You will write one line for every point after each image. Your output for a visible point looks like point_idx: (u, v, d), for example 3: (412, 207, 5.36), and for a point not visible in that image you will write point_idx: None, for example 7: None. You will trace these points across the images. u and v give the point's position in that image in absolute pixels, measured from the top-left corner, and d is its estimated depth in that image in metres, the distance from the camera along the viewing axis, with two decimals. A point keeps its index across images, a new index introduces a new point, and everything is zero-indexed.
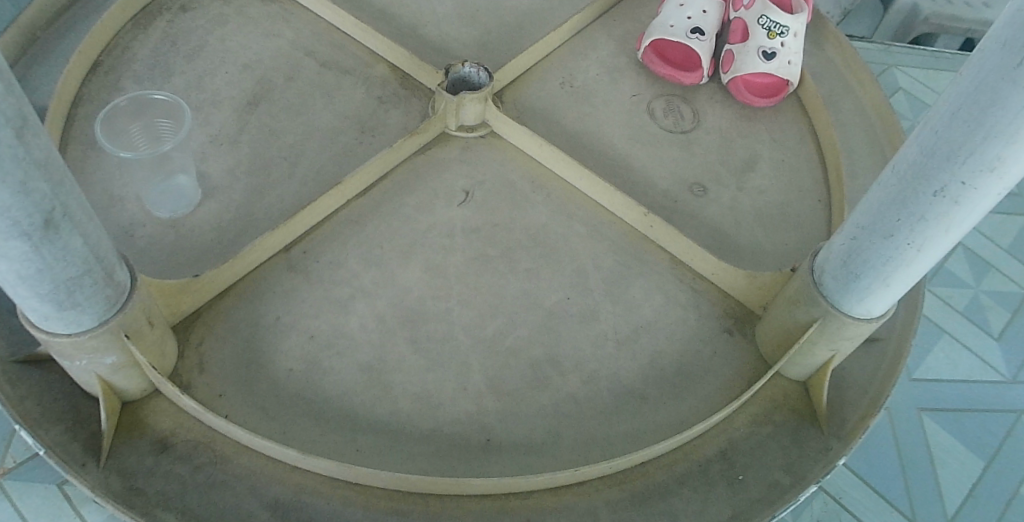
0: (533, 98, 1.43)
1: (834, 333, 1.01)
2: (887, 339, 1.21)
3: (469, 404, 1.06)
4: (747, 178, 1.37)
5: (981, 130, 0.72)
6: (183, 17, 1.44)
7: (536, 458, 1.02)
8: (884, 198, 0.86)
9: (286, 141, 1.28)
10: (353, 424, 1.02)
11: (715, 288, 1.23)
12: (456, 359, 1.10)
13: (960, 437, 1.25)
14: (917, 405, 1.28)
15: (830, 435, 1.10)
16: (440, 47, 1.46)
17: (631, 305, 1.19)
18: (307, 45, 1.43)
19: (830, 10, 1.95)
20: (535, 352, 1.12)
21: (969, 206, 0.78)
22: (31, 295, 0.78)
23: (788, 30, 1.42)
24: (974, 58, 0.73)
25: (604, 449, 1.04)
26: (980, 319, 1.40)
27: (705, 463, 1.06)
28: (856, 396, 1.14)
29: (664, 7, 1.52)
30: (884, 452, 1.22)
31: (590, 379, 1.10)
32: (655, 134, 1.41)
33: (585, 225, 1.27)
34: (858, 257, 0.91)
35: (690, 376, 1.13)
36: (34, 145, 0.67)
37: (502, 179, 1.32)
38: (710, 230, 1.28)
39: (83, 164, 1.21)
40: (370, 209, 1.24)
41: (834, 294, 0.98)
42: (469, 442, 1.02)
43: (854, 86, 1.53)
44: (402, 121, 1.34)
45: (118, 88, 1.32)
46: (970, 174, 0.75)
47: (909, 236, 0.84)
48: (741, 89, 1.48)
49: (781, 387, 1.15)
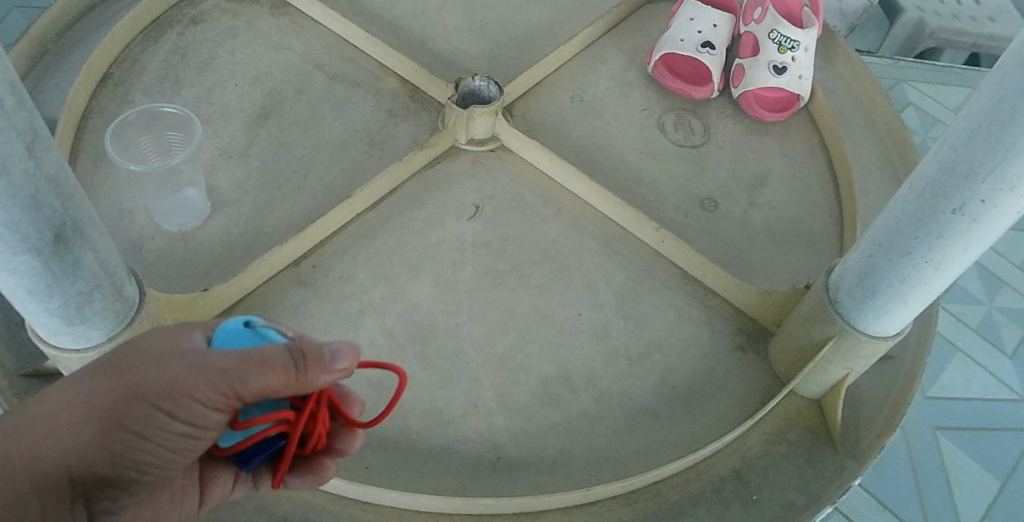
0: (543, 112, 1.42)
1: (849, 351, 0.99)
2: (902, 357, 1.20)
3: (479, 422, 1.04)
4: (759, 193, 1.36)
5: (1002, 148, 0.71)
6: (193, 30, 1.44)
7: (547, 477, 1.00)
8: (900, 215, 0.85)
9: (296, 154, 1.28)
10: (363, 442, 1.00)
11: (728, 305, 1.22)
12: (466, 375, 1.09)
13: (975, 456, 1.24)
14: (931, 424, 1.26)
15: (845, 454, 1.08)
16: (450, 61, 1.45)
17: (643, 321, 1.18)
18: (317, 58, 1.43)
19: (836, 25, 1.95)
20: (545, 369, 1.11)
21: (989, 224, 0.77)
22: (40, 311, 0.77)
23: (799, 45, 1.41)
24: (994, 75, 0.73)
25: (616, 467, 1.02)
26: (994, 335, 1.39)
27: (718, 482, 1.05)
28: (871, 414, 1.13)
29: (674, 21, 1.52)
30: (899, 472, 1.20)
31: (602, 396, 1.09)
32: (666, 148, 1.41)
33: (596, 240, 1.27)
34: (875, 275, 0.89)
35: (703, 393, 1.12)
36: (44, 159, 0.66)
37: (512, 193, 1.31)
38: (722, 245, 1.27)
39: (93, 176, 1.21)
40: (380, 223, 1.23)
41: (850, 312, 0.96)
42: (480, 461, 1.00)
43: (865, 101, 1.52)
44: (412, 135, 1.33)
45: (129, 100, 1.32)
46: (989, 192, 0.74)
47: (927, 254, 0.83)
48: (751, 104, 1.47)
49: (795, 405, 1.13)
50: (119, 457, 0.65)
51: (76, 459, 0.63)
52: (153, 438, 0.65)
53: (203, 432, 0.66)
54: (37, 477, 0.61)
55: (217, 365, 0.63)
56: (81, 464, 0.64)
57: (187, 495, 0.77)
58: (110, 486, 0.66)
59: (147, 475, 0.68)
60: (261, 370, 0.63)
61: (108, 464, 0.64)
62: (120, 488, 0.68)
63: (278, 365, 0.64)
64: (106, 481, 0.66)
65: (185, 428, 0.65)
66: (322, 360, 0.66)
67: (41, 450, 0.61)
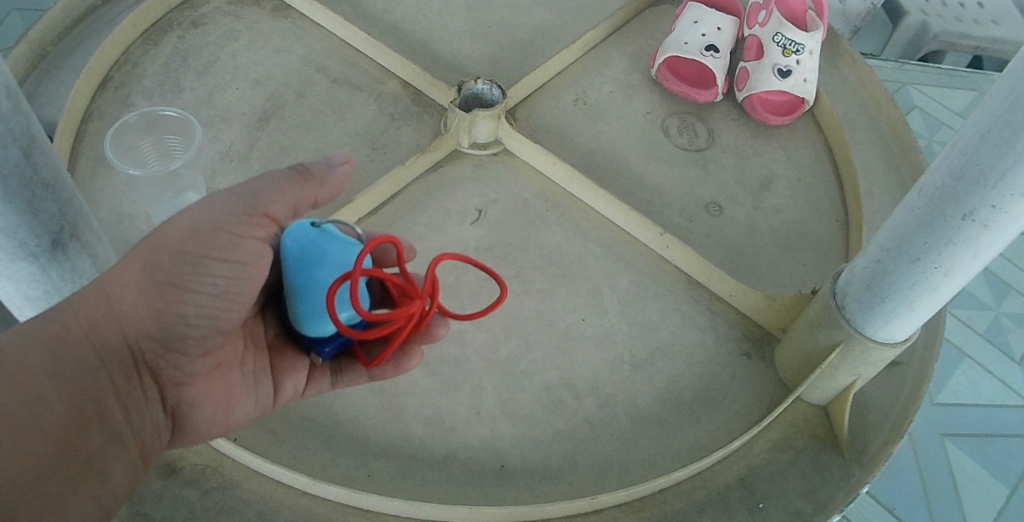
0: (546, 115, 1.41)
1: (856, 358, 0.98)
2: (909, 363, 1.19)
3: (482, 428, 1.03)
4: (764, 197, 1.35)
5: (1014, 152, 0.70)
6: (194, 32, 1.43)
7: (551, 485, 0.99)
8: (909, 221, 0.83)
9: (296, 158, 1.27)
10: (365, 449, 0.99)
11: (733, 310, 1.21)
12: (469, 382, 1.07)
13: (984, 463, 1.22)
14: (939, 430, 1.25)
15: (852, 462, 1.07)
16: (453, 64, 1.44)
17: (648, 326, 1.17)
18: (319, 61, 1.42)
19: (840, 27, 1.94)
20: (549, 376, 1.10)
21: (1000, 230, 0.75)
22: (24, 303, 0.79)
23: (804, 48, 1.41)
24: (1006, 79, 0.72)
25: (621, 475, 1.01)
26: (1001, 341, 1.38)
27: (725, 490, 1.03)
28: (878, 421, 1.11)
29: (677, 24, 1.50)
30: (906, 479, 1.19)
31: (606, 403, 1.08)
32: (670, 151, 1.40)
33: (601, 245, 1.25)
34: (883, 280, 0.88)
35: (709, 400, 1.10)
36: (43, 164, 0.66)
37: (515, 197, 1.30)
38: (727, 250, 1.26)
39: (92, 180, 1.19)
40: (382, 227, 1.22)
41: (858, 318, 0.95)
42: (483, 469, 0.99)
43: (870, 104, 1.51)
44: (415, 138, 1.32)
45: (128, 103, 1.30)
46: (1000, 198, 0.73)
47: (937, 260, 0.81)
48: (756, 107, 1.46)
49: (801, 411, 1.12)
50: (167, 313, 0.79)
51: (134, 322, 0.79)
52: (188, 283, 0.78)
53: (233, 274, 0.80)
54: (102, 341, 0.77)
55: (234, 196, 0.80)
56: (139, 326, 0.79)
57: (256, 379, 0.89)
58: (168, 347, 0.81)
59: (198, 333, 0.81)
60: (269, 185, 0.80)
61: (160, 322, 0.79)
62: (179, 348, 0.82)
63: (282, 177, 0.81)
64: (163, 341, 0.80)
65: (221, 269, 0.79)
66: (323, 169, 0.84)
67: (103, 319, 0.77)
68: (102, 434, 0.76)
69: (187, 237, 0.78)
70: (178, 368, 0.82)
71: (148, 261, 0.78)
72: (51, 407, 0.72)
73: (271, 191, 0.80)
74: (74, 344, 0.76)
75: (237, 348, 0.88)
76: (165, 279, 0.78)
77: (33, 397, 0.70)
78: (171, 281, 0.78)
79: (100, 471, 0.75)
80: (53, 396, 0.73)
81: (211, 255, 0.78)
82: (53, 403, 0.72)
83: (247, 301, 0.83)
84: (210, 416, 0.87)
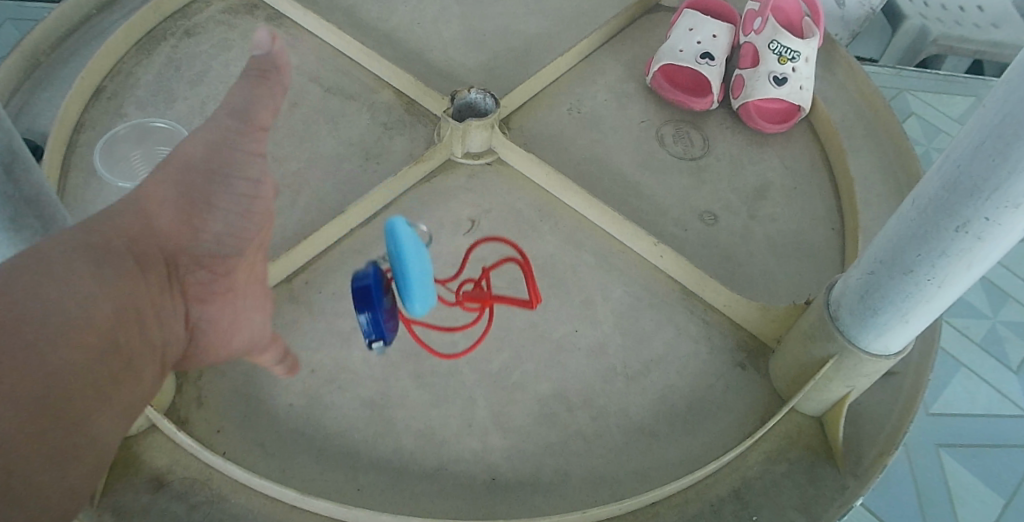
0: (540, 124, 1.41)
1: (850, 370, 0.98)
2: (904, 373, 1.18)
3: (473, 442, 1.02)
4: (759, 206, 1.35)
5: (1007, 164, 0.69)
6: (187, 42, 1.43)
7: (543, 498, 0.98)
8: (903, 233, 0.83)
9: (288, 168, 1.27)
10: (355, 462, 0.99)
11: (727, 320, 1.20)
12: (461, 394, 1.07)
13: (980, 474, 1.21)
14: (934, 440, 1.24)
15: (846, 473, 1.06)
16: (447, 72, 1.44)
17: (641, 337, 1.17)
18: (312, 70, 1.42)
19: (838, 33, 1.93)
20: (541, 387, 1.09)
21: (993, 242, 0.75)
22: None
23: (800, 56, 1.40)
24: (999, 90, 0.71)
25: (613, 488, 1.00)
26: (998, 350, 1.37)
27: (718, 502, 1.02)
28: (873, 433, 1.11)
29: (672, 31, 1.50)
30: (901, 490, 1.18)
31: (599, 414, 1.07)
32: (665, 160, 1.39)
33: (594, 255, 1.25)
34: (877, 292, 0.87)
35: (702, 411, 1.10)
36: (26, 182, 0.66)
37: (509, 207, 1.29)
38: (721, 259, 1.25)
39: (83, 190, 1.19)
40: (375, 238, 1.22)
41: (852, 329, 0.94)
42: (474, 482, 0.99)
43: (866, 111, 1.51)
44: (408, 148, 1.32)
45: (121, 114, 1.30)
46: (995, 209, 0.72)
47: (930, 271, 0.81)
48: (752, 115, 1.45)
49: (795, 423, 1.11)
50: (198, 225, 0.76)
51: (168, 230, 0.74)
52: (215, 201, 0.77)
53: (253, 186, 0.80)
54: (135, 245, 0.70)
55: (220, 119, 0.79)
56: (173, 236, 0.74)
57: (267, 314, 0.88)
58: (197, 260, 0.77)
59: (225, 250, 0.79)
60: (242, 91, 0.79)
61: (193, 233, 0.76)
62: (205, 266, 0.78)
63: (248, 82, 0.81)
64: (198, 254, 0.76)
65: (247, 183, 0.79)
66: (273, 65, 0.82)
67: (139, 228, 0.72)
68: (140, 341, 0.66)
69: (207, 152, 0.77)
70: (201, 284, 0.78)
71: (182, 175, 0.76)
72: (95, 305, 0.62)
73: (255, 98, 0.80)
74: (109, 245, 0.69)
75: (254, 282, 0.84)
76: (197, 194, 0.76)
77: (80, 296, 0.60)
78: (203, 193, 0.76)
79: (132, 381, 0.64)
80: (99, 296, 0.63)
81: (234, 168, 0.78)
82: (98, 301, 0.62)
83: (262, 221, 0.83)
84: (223, 344, 0.83)
